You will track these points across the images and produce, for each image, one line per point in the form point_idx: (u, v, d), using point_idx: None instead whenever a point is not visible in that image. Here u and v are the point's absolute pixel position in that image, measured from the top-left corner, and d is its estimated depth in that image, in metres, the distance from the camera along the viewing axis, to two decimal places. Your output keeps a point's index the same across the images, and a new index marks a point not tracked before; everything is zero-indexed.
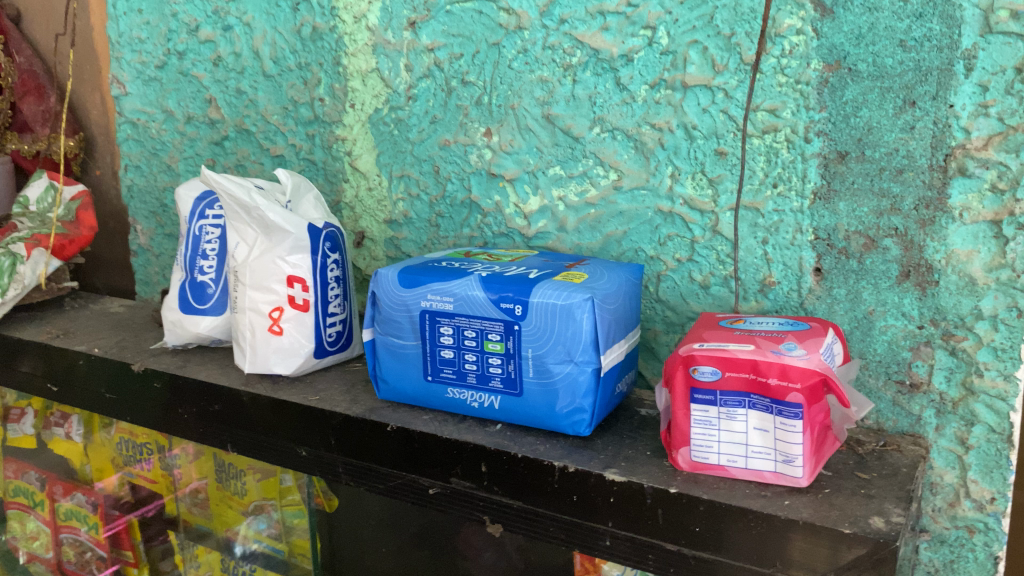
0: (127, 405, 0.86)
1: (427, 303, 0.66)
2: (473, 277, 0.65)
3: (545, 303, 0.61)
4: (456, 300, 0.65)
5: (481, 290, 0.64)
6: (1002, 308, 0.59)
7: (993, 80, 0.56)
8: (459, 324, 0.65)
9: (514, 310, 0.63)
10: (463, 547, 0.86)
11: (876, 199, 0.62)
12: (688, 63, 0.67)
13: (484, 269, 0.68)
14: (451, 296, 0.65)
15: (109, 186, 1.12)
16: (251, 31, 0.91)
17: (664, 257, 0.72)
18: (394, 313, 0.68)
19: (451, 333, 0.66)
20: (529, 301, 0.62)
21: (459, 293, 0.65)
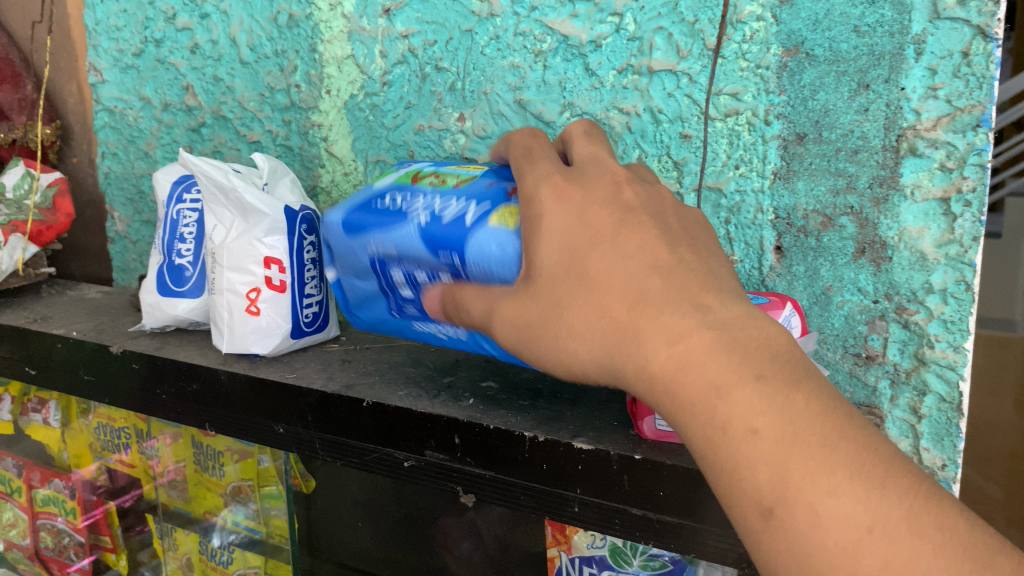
0: (106, 386, 0.88)
1: (373, 250, 0.66)
2: (411, 225, 0.63)
3: (479, 260, 0.57)
4: (398, 247, 0.63)
5: (419, 241, 0.62)
6: (951, 282, 0.62)
7: (941, 64, 0.59)
8: (407, 269, 0.64)
9: (452, 260, 0.60)
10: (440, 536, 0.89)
11: (832, 178, 0.64)
12: (654, 49, 0.69)
13: (427, 205, 0.64)
14: (392, 244, 0.64)
15: (86, 175, 1.13)
16: (228, 19, 0.92)
17: None
18: (348, 258, 0.70)
19: (402, 278, 0.65)
20: (463, 254, 0.59)
21: (399, 242, 0.63)
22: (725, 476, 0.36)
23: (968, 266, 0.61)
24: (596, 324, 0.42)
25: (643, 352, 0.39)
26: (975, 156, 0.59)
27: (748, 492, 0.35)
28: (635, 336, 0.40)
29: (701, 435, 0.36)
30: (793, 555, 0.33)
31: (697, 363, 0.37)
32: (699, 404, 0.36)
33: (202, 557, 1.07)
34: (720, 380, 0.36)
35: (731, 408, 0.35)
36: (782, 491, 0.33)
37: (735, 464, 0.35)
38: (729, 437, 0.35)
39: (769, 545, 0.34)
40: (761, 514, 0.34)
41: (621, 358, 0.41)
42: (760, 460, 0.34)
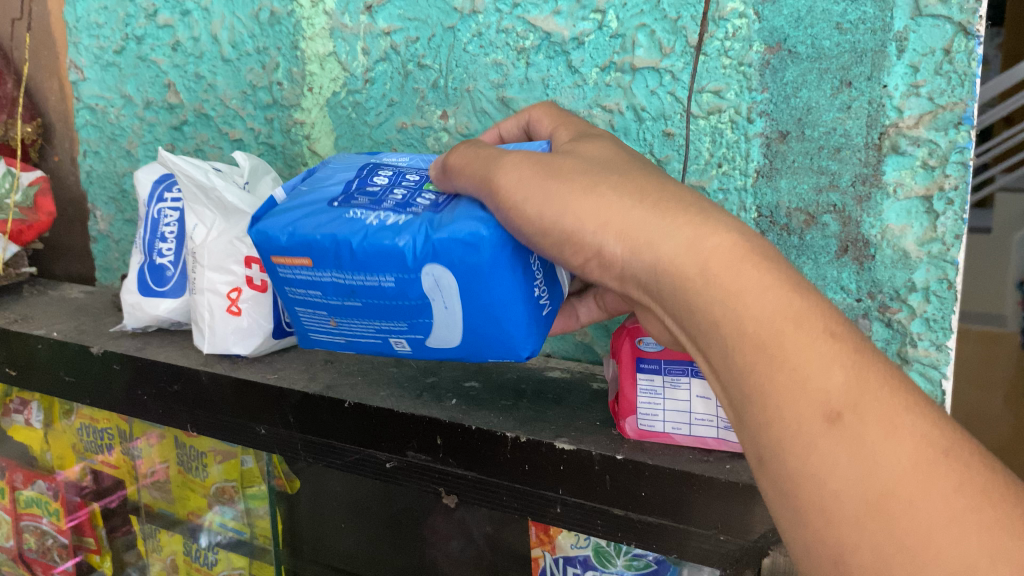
0: (87, 388, 0.87)
1: (377, 159, 0.64)
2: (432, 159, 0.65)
3: None
4: (411, 161, 0.64)
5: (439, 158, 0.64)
6: (933, 281, 0.62)
7: (923, 61, 0.59)
8: (402, 172, 0.61)
9: None
10: (429, 534, 0.88)
11: (815, 176, 0.64)
12: (637, 46, 0.69)
13: None
14: (406, 158, 0.64)
15: (68, 173, 1.11)
16: (209, 16, 0.91)
17: None
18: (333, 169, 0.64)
19: (388, 176, 0.60)
20: None
21: (416, 158, 0.64)
22: (787, 377, 0.36)
23: (950, 264, 0.61)
24: (655, 234, 0.42)
25: (710, 253, 0.40)
26: (957, 153, 0.59)
27: (811, 389, 0.35)
28: (695, 243, 0.41)
29: (763, 339, 0.37)
30: (858, 461, 0.33)
31: (763, 274, 0.39)
32: (764, 296, 0.38)
33: (186, 559, 1.06)
34: (788, 294, 0.38)
35: (805, 318, 0.37)
36: (857, 398, 0.34)
37: (805, 364, 0.35)
38: (804, 336, 0.36)
39: (828, 449, 0.34)
40: (825, 418, 0.34)
41: (673, 258, 0.41)
42: (834, 362, 0.35)
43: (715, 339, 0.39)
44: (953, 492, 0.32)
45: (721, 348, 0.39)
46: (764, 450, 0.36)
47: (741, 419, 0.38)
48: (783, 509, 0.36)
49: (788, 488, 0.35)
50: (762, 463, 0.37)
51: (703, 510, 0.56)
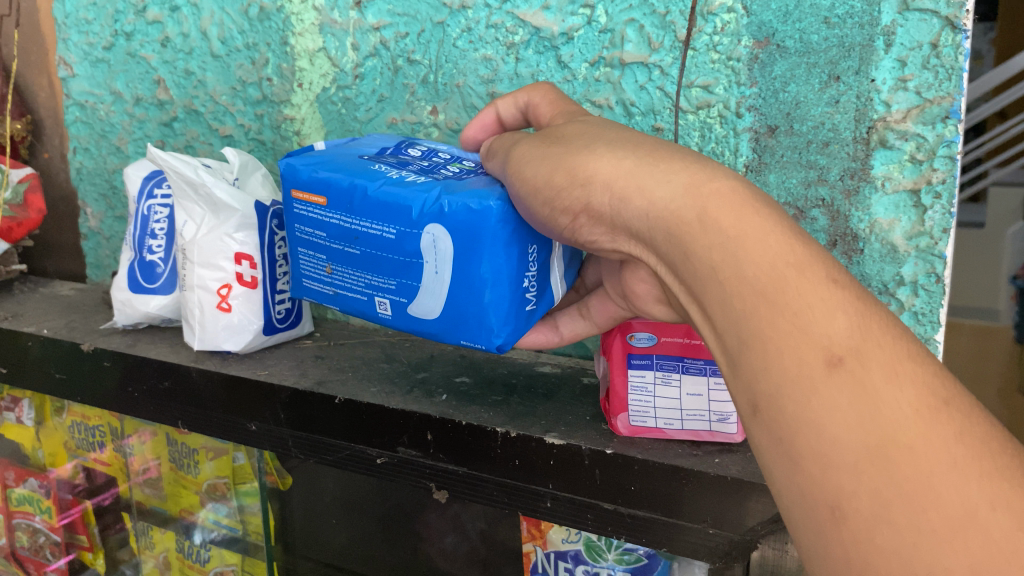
0: (77, 385, 0.87)
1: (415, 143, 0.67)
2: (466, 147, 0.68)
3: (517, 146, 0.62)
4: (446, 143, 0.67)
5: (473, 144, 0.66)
6: (921, 274, 0.62)
7: (911, 55, 0.59)
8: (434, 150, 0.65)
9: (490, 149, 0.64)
10: (421, 529, 0.88)
11: (804, 170, 0.64)
12: (626, 41, 0.69)
13: None
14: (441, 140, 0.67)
15: (58, 170, 1.11)
16: (198, 12, 0.91)
17: None
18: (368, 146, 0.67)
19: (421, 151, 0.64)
20: None
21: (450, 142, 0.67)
22: (787, 322, 0.33)
23: (938, 258, 0.61)
24: (650, 182, 0.40)
25: (706, 197, 0.37)
26: (945, 147, 0.59)
27: (813, 336, 0.32)
28: (693, 189, 0.38)
29: (761, 283, 0.34)
30: (859, 406, 0.30)
31: (764, 219, 0.36)
32: (766, 239, 0.35)
33: (180, 556, 1.06)
34: (789, 238, 0.35)
35: (808, 264, 0.34)
36: (859, 343, 0.31)
37: (807, 309, 0.33)
38: (808, 280, 0.33)
39: (830, 393, 0.31)
40: (826, 361, 0.31)
41: (667, 204, 0.39)
42: (838, 308, 0.33)
43: (709, 286, 0.36)
44: (954, 443, 0.29)
45: (716, 294, 0.36)
46: (759, 397, 0.33)
47: (734, 366, 0.35)
48: (777, 465, 0.33)
49: (785, 434, 0.32)
50: (756, 411, 0.34)
51: (693, 503, 0.56)
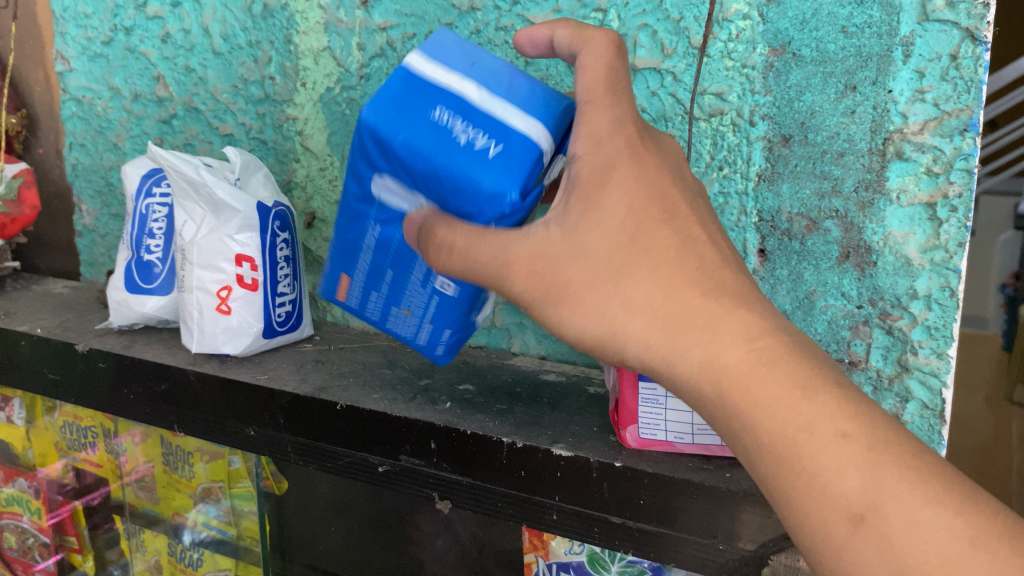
0: (71, 386, 0.85)
1: None
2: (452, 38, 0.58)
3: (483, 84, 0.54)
4: None
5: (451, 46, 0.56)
6: (935, 288, 0.61)
7: (929, 67, 0.58)
8: None
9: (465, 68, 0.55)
10: (415, 534, 0.86)
11: (817, 181, 0.63)
12: (638, 46, 0.68)
13: None
14: None
15: (53, 166, 1.09)
16: (200, 8, 0.89)
17: None
18: None
19: None
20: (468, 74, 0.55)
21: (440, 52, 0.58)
22: (807, 486, 0.39)
23: (953, 272, 0.60)
24: (672, 346, 0.44)
25: (720, 360, 0.42)
26: (962, 160, 0.58)
27: (833, 500, 0.38)
28: (708, 358, 0.43)
29: (780, 453, 0.40)
30: (888, 561, 0.36)
31: (772, 385, 0.41)
32: (783, 401, 0.40)
33: (170, 559, 1.04)
34: (803, 397, 0.40)
35: (815, 424, 0.39)
36: (876, 499, 0.37)
37: (822, 473, 0.39)
38: (818, 445, 0.39)
39: (856, 549, 0.37)
40: (850, 521, 0.37)
41: (684, 363, 0.43)
42: (850, 467, 0.38)
43: (736, 443, 0.42)
44: None
45: (743, 449, 0.42)
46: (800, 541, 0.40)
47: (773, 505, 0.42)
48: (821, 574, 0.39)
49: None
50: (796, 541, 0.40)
51: (705, 521, 0.55)
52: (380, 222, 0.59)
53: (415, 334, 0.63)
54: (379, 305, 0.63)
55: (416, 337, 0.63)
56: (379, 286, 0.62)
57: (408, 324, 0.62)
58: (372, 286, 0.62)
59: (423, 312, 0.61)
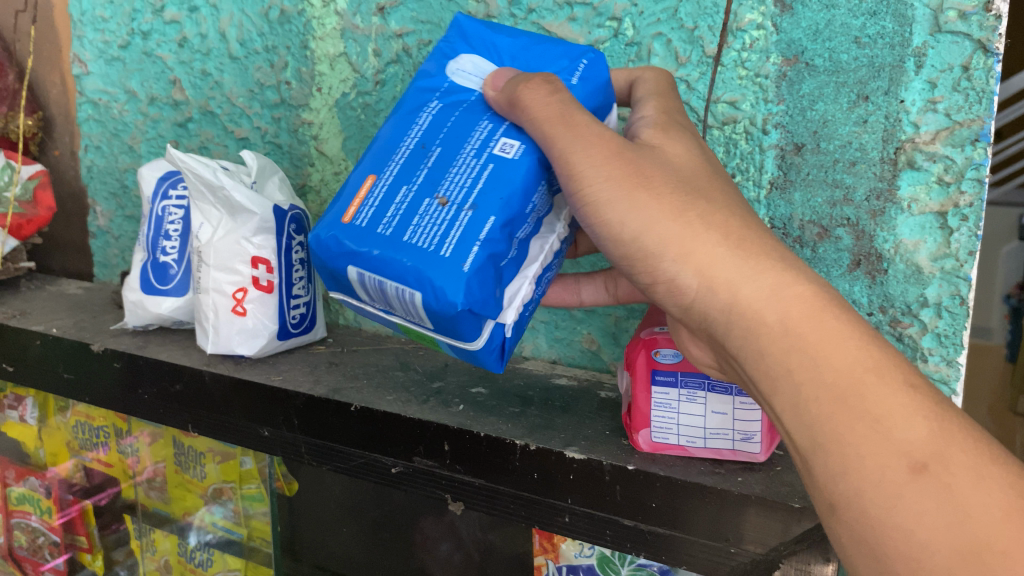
0: (85, 385, 0.86)
1: None
2: None
3: None
4: None
5: None
6: (946, 296, 0.62)
7: (941, 77, 0.59)
8: None
9: None
10: (417, 539, 0.87)
11: (830, 189, 0.64)
12: (652, 54, 0.69)
13: None
14: None
15: (68, 168, 1.10)
16: (217, 13, 0.90)
17: (581, 331, 0.78)
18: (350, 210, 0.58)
19: None
20: None
21: None
22: (869, 428, 0.39)
23: (964, 280, 0.61)
24: (737, 277, 0.44)
25: (789, 293, 0.43)
26: (973, 170, 0.59)
27: (897, 445, 0.38)
28: (776, 290, 0.44)
29: (841, 389, 0.40)
30: (949, 513, 0.36)
31: (836, 330, 0.42)
32: (854, 340, 0.41)
33: (180, 559, 1.05)
34: (865, 345, 0.41)
35: (885, 368, 0.40)
36: (940, 449, 0.38)
37: (887, 416, 0.39)
38: (886, 387, 0.40)
39: (915, 499, 0.37)
40: (911, 467, 0.38)
41: (750, 289, 0.44)
42: (918, 413, 0.39)
43: (783, 386, 0.42)
44: None
45: (790, 393, 0.42)
46: (838, 498, 0.40)
47: (809, 466, 0.41)
48: (860, 554, 0.39)
49: (868, 535, 0.38)
50: (834, 508, 0.40)
51: (717, 524, 0.56)
52: (444, 99, 0.54)
53: (440, 241, 0.47)
54: (404, 201, 0.50)
55: (439, 243, 0.47)
56: (415, 173, 0.51)
57: (437, 221, 0.48)
58: (405, 175, 0.51)
59: (467, 196, 0.49)
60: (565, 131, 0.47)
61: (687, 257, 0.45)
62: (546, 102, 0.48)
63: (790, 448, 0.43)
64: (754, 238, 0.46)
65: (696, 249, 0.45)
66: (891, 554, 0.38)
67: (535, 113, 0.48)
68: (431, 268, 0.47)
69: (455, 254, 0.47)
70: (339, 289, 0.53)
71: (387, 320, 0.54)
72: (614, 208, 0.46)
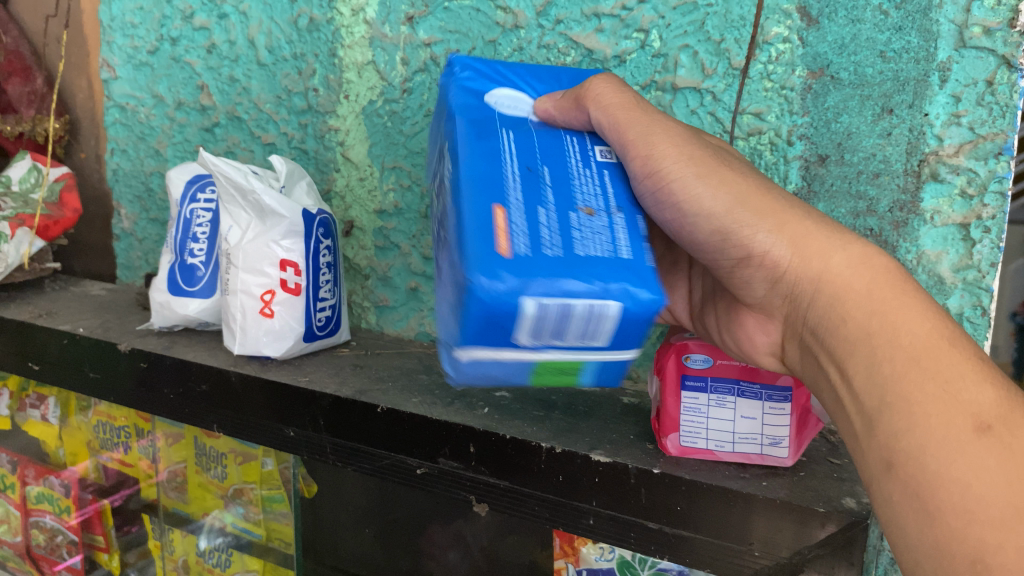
0: (111, 384, 0.87)
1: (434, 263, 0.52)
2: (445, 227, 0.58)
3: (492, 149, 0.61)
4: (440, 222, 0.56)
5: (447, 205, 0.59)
6: (967, 307, 0.63)
7: (965, 92, 0.60)
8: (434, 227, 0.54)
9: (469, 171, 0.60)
10: (428, 547, 0.89)
11: (853, 201, 0.65)
12: (679, 66, 0.70)
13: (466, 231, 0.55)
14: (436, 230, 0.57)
15: (93, 171, 1.12)
16: (247, 20, 0.92)
17: None
18: (440, 302, 0.46)
19: (438, 244, 0.52)
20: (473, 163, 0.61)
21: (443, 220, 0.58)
22: (939, 388, 0.39)
23: (985, 291, 0.62)
24: (827, 245, 0.46)
25: (877, 262, 0.45)
26: (996, 183, 0.60)
27: (961, 403, 0.38)
28: (864, 260, 0.45)
29: (916, 350, 0.41)
30: (1008, 470, 0.36)
31: (916, 300, 0.43)
32: (938, 312, 0.43)
33: (197, 559, 1.06)
34: (941, 318, 0.42)
35: (958, 339, 0.41)
36: (1006, 412, 0.38)
37: (957, 378, 0.39)
38: (959, 354, 0.40)
39: (976, 456, 0.37)
40: (975, 428, 0.37)
41: (836, 259, 0.46)
42: (987, 380, 0.39)
43: (861, 351, 0.43)
44: None
45: (867, 356, 0.43)
46: (896, 456, 0.40)
47: (871, 426, 0.42)
48: (911, 511, 0.39)
49: (922, 491, 0.38)
50: (890, 467, 0.40)
51: (742, 527, 0.57)
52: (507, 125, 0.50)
53: (613, 245, 0.43)
54: (551, 221, 0.44)
55: (615, 249, 0.43)
56: (541, 193, 0.45)
57: (597, 228, 0.44)
58: (531, 196, 0.45)
59: (606, 201, 0.47)
60: (643, 115, 0.51)
61: (782, 228, 0.47)
62: (615, 93, 0.51)
63: (852, 416, 0.44)
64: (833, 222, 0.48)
65: (789, 221, 0.47)
66: (944, 507, 0.37)
67: (605, 97, 0.51)
68: (622, 269, 0.42)
69: (637, 257, 0.43)
70: (474, 342, 0.41)
71: (523, 368, 0.43)
72: (704, 182, 0.48)
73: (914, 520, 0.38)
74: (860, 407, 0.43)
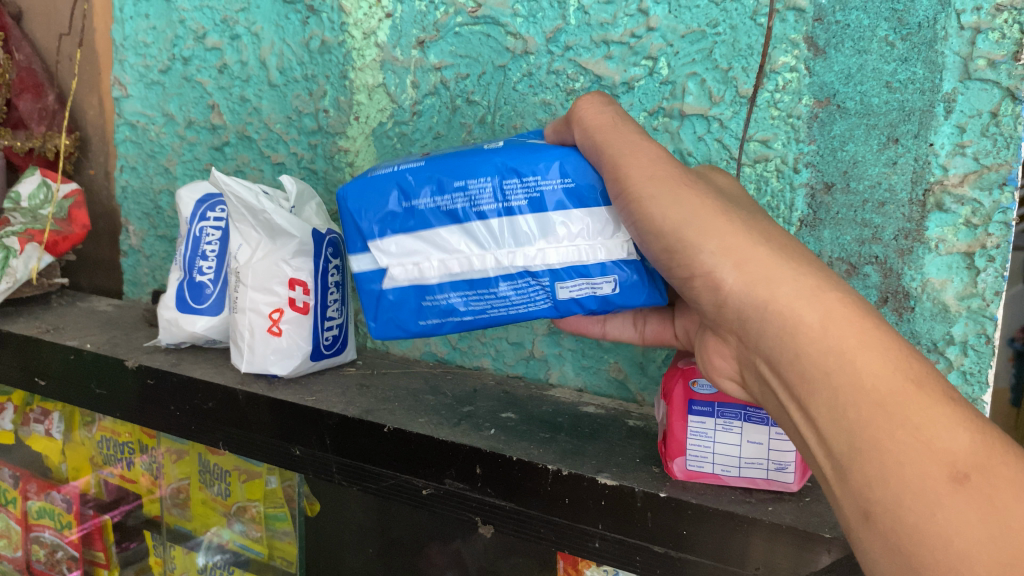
0: (116, 400, 0.87)
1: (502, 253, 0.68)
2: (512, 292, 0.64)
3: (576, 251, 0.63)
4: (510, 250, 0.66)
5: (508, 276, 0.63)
6: (971, 334, 0.64)
7: (970, 123, 0.61)
8: None
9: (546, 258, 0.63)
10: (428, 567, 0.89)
11: (858, 228, 0.66)
12: (686, 93, 0.71)
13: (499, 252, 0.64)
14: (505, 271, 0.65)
15: (101, 187, 1.13)
16: (259, 42, 0.93)
17: (607, 362, 0.80)
18: None
19: None
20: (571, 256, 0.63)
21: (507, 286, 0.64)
22: (909, 436, 0.37)
23: (989, 319, 0.63)
24: (778, 276, 0.45)
25: (832, 302, 0.43)
26: (1000, 214, 0.61)
27: (935, 452, 0.37)
28: (817, 293, 0.44)
29: (881, 394, 0.39)
30: (988, 523, 0.34)
31: (876, 338, 0.41)
32: (897, 345, 0.41)
33: None
34: (905, 355, 0.41)
35: (924, 378, 0.39)
36: (983, 461, 0.36)
37: (929, 424, 0.37)
38: (927, 397, 0.38)
39: (954, 509, 0.35)
40: (951, 477, 0.36)
41: (788, 287, 0.45)
42: (959, 424, 0.37)
43: (821, 391, 0.42)
44: None
45: (828, 397, 0.41)
46: (874, 507, 0.38)
47: (844, 474, 0.40)
48: (893, 563, 0.38)
49: (904, 544, 0.37)
50: (867, 516, 0.39)
51: (748, 553, 0.57)
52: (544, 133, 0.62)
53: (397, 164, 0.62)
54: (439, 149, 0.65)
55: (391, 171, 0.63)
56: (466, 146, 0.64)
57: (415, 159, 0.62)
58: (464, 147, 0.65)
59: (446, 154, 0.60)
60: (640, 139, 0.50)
61: (738, 263, 0.47)
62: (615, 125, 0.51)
63: (822, 460, 0.42)
64: (795, 246, 0.47)
65: (747, 253, 0.47)
66: (926, 562, 0.36)
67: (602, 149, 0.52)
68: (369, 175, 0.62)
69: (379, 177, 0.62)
70: None
71: None
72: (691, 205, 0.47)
73: (897, 570, 0.37)
74: (832, 452, 0.41)
